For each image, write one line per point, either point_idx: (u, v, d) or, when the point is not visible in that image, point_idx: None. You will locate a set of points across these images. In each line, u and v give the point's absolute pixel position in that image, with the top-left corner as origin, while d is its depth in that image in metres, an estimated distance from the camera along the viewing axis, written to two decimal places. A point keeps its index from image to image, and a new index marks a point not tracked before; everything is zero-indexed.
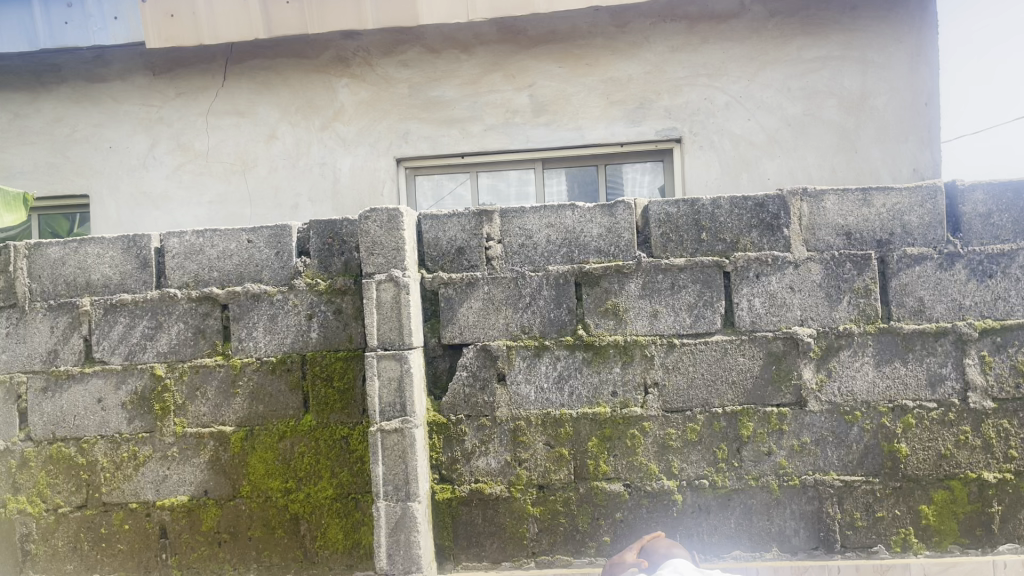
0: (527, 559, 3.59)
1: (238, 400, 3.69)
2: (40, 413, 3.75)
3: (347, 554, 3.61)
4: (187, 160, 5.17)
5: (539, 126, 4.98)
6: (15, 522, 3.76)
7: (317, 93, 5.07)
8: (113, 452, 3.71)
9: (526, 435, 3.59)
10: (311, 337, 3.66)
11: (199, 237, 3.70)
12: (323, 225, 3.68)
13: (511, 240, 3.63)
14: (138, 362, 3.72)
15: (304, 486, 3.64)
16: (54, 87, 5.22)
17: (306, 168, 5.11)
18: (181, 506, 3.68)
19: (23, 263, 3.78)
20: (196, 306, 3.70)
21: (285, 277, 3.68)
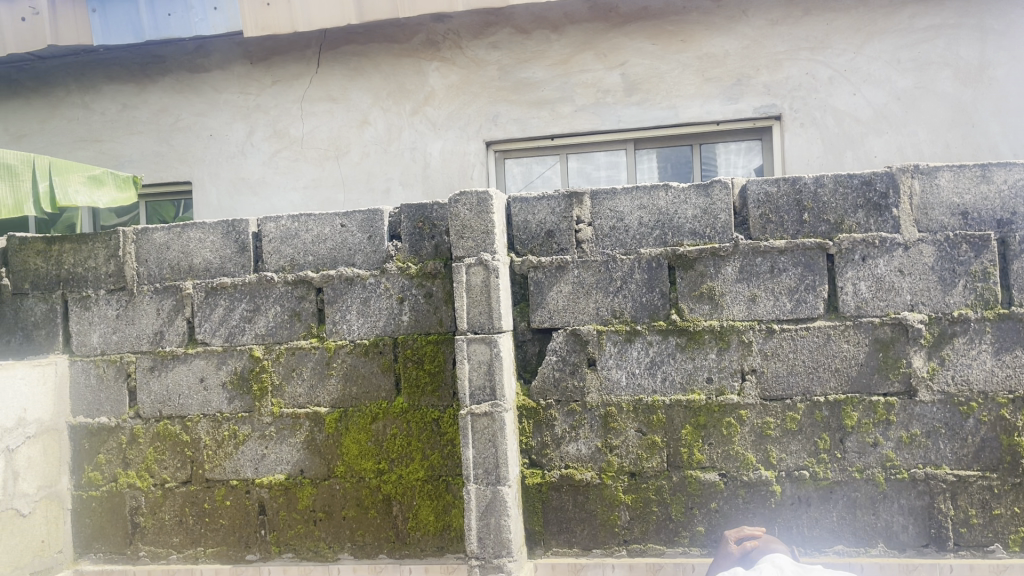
0: (618, 547, 3.53)
1: (332, 381, 3.75)
2: (148, 392, 3.91)
3: (438, 536, 3.64)
4: (283, 147, 5.28)
5: (630, 106, 4.87)
6: (125, 496, 3.93)
7: (408, 78, 5.10)
8: (215, 430, 3.84)
9: (617, 421, 3.52)
10: (402, 320, 3.69)
11: (295, 222, 3.78)
12: (414, 209, 3.70)
13: (602, 222, 3.56)
14: (238, 343, 3.83)
15: (396, 467, 3.69)
16: (159, 78, 5.39)
17: (397, 153, 5.15)
18: (279, 484, 3.77)
19: (131, 247, 3.93)
20: (292, 289, 3.78)
21: (376, 261, 3.72)
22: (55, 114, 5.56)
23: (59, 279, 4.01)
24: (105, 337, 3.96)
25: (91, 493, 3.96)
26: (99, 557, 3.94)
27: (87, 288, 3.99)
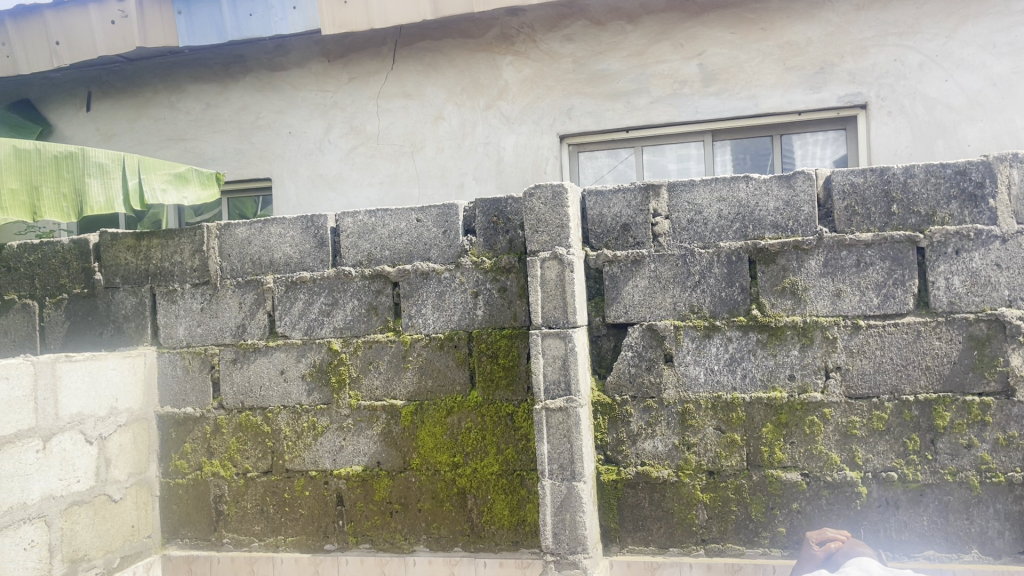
0: (696, 546, 3.46)
1: (408, 374, 3.78)
2: (231, 383, 4.01)
3: (513, 530, 3.64)
4: (360, 143, 5.36)
5: (708, 96, 4.77)
6: (209, 484, 4.04)
7: (483, 73, 5.10)
8: (295, 422, 3.92)
9: (695, 418, 3.46)
10: (477, 314, 3.70)
11: (372, 217, 3.83)
12: (489, 203, 3.70)
13: (680, 215, 3.50)
14: (316, 337, 3.90)
15: (471, 461, 3.70)
16: (241, 77, 5.53)
17: (471, 148, 5.16)
18: (356, 475, 3.83)
19: (215, 242, 4.04)
20: (369, 283, 3.83)
21: (451, 256, 3.74)
22: (143, 113, 5.74)
23: (148, 273, 4.15)
24: (191, 330, 4.09)
25: (178, 480, 4.10)
26: (185, 542, 4.08)
27: (173, 282, 4.12)
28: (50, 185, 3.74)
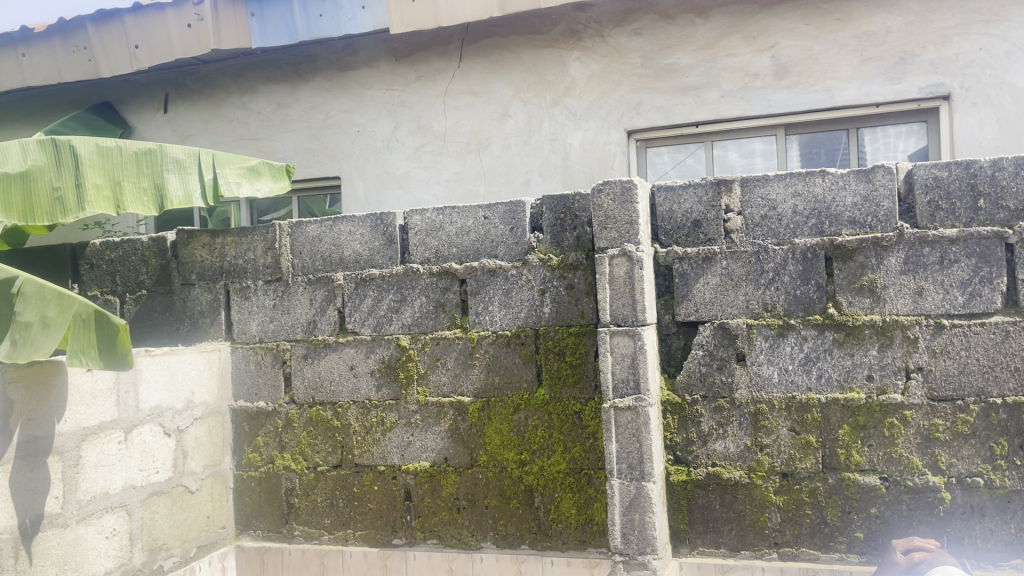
0: (769, 550, 3.37)
1: (475, 370, 3.79)
2: (302, 378, 4.08)
3: (581, 529, 3.61)
4: (426, 141, 5.39)
5: (780, 89, 4.66)
6: (281, 477, 4.12)
7: (549, 69, 5.08)
8: (364, 417, 3.96)
9: (768, 419, 3.38)
10: (544, 312, 3.68)
11: (440, 215, 3.85)
12: (557, 200, 3.67)
13: (753, 211, 3.42)
14: (385, 333, 3.94)
15: (538, 459, 3.68)
16: (311, 77, 5.62)
17: (537, 145, 5.15)
18: (424, 471, 3.86)
19: (286, 240, 4.12)
20: (436, 280, 3.85)
21: (518, 253, 3.73)
22: (217, 114, 5.87)
23: (222, 271, 4.25)
24: (263, 326, 4.17)
25: (250, 473, 4.18)
26: (257, 534, 4.16)
27: (246, 279, 4.20)
28: (132, 180, 3.83)
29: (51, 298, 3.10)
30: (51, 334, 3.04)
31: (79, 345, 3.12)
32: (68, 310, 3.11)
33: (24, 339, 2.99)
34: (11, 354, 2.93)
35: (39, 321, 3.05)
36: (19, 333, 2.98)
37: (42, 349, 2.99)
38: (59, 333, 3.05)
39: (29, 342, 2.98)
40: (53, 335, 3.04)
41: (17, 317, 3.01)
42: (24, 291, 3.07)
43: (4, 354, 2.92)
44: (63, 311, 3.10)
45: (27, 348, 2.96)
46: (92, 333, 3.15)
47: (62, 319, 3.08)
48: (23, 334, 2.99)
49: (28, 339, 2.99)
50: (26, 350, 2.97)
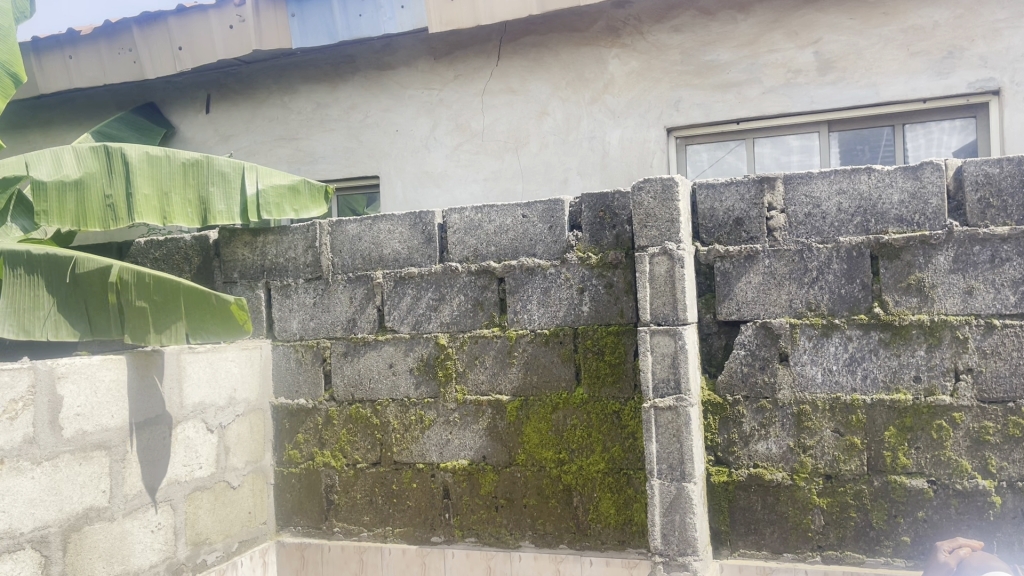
0: (812, 553, 3.32)
1: (514, 369, 3.78)
2: (341, 375, 4.11)
3: (620, 529, 3.59)
4: (464, 140, 5.40)
5: (824, 85, 4.59)
6: (320, 474, 4.15)
7: (588, 67, 5.06)
8: (402, 415, 3.98)
9: (811, 420, 3.33)
10: (582, 311, 3.67)
11: (478, 213, 3.85)
12: (596, 198, 3.66)
13: (797, 209, 3.37)
14: (424, 331, 3.95)
15: (576, 458, 3.67)
16: (350, 76, 5.66)
17: (576, 143, 5.13)
18: (462, 469, 3.86)
19: (326, 239, 4.15)
20: (475, 279, 3.86)
21: (557, 252, 3.72)
22: (257, 115, 5.94)
23: (263, 269, 4.29)
24: (304, 324, 4.21)
25: (291, 469, 4.23)
26: (297, 530, 4.21)
27: (287, 277, 4.24)
28: (179, 191, 3.90)
29: (151, 284, 3.45)
30: (168, 316, 3.47)
31: (199, 322, 3.55)
32: (174, 293, 3.48)
33: (145, 323, 3.43)
34: (140, 338, 3.42)
35: (150, 305, 3.43)
36: (136, 320, 3.43)
37: (168, 334, 3.47)
38: (176, 316, 3.48)
39: (153, 328, 3.44)
40: (172, 317, 3.48)
41: (130, 305, 3.41)
42: (123, 280, 3.42)
43: (133, 338, 3.41)
44: (169, 294, 3.47)
45: (154, 332, 3.43)
46: (206, 311, 3.56)
47: (173, 303, 3.49)
48: (142, 319, 3.42)
49: (151, 323, 3.44)
50: (155, 335, 3.45)
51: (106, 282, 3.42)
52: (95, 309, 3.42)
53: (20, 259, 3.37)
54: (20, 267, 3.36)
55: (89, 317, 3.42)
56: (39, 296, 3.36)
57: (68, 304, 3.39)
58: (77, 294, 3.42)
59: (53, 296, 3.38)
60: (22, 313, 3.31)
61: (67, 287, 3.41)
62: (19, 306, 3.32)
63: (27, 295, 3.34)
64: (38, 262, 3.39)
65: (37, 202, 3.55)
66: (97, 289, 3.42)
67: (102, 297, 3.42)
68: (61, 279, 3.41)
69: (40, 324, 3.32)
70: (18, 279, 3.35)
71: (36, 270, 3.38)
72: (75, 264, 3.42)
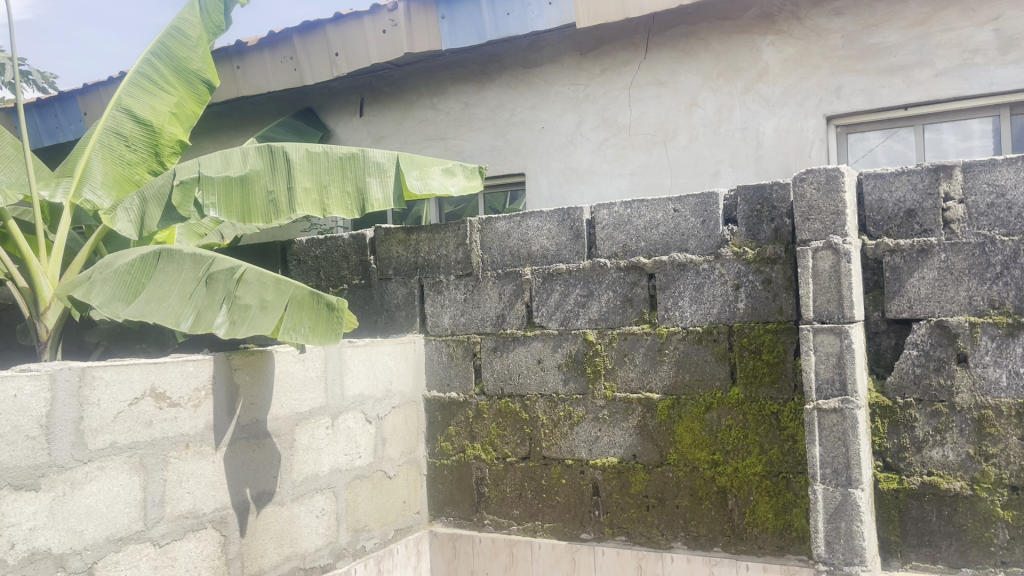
0: (995, 570, 3.08)
1: (665, 367, 3.72)
2: (491, 370, 4.17)
3: (779, 535, 3.46)
4: (611, 134, 5.36)
5: (1005, 65, 4.28)
6: (471, 466, 4.23)
7: (741, 55, 4.92)
8: (551, 410, 3.99)
9: (994, 427, 3.08)
10: (738, 308, 3.55)
11: (627, 208, 3.80)
12: (752, 191, 3.53)
13: (977, 199, 3.13)
14: (573, 328, 3.94)
15: (732, 460, 3.56)
16: (497, 75, 5.73)
17: (727, 134, 4.99)
18: (612, 467, 3.84)
19: (476, 236, 4.22)
20: (624, 275, 3.82)
21: (711, 247, 3.62)
22: (408, 116, 6.11)
23: (416, 266, 4.40)
24: (455, 319, 4.30)
25: (443, 461, 4.34)
26: (450, 521, 4.31)
27: (439, 273, 4.34)
28: (338, 184, 3.99)
29: (270, 285, 3.35)
30: (267, 314, 3.26)
31: (292, 321, 3.33)
32: (285, 294, 3.35)
33: (243, 319, 3.22)
34: (230, 333, 3.17)
35: (257, 304, 3.28)
36: (239, 315, 3.22)
37: (258, 328, 3.21)
38: (276, 313, 3.28)
39: (247, 322, 3.21)
40: (269, 316, 3.26)
41: (238, 301, 3.25)
42: (246, 277, 3.33)
43: (225, 333, 3.17)
44: (280, 295, 3.34)
45: (245, 326, 3.19)
46: (307, 310, 3.37)
47: (278, 302, 3.31)
48: (243, 315, 3.22)
49: (247, 319, 3.22)
50: (244, 329, 3.19)
51: (228, 279, 3.29)
52: (204, 302, 3.22)
53: (168, 257, 3.36)
54: (168, 261, 3.35)
55: (197, 310, 3.20)
56: (169, 290, 3.25)
57: (186, 298, 3.22)
58: (199, 289, 3.27)
59: (179, 292, 3.25)
60: (150, 303, 3.19)
61: (193, 283, 3.29)
62: (152, 298, 3.22)
63: (161, 290, 3.25)
64: (180, 259, 3.35)
65: (205, 193, 3.79)
66: (217, 284, 3.27)
67: (218, 291, 3.26)
68: (192, 276, 3.31)
69: (160, 312, 3.16)
70: (160, 275, 3.31)
71: (177, 268, 3.34)
72: (211, 263, 3.36)
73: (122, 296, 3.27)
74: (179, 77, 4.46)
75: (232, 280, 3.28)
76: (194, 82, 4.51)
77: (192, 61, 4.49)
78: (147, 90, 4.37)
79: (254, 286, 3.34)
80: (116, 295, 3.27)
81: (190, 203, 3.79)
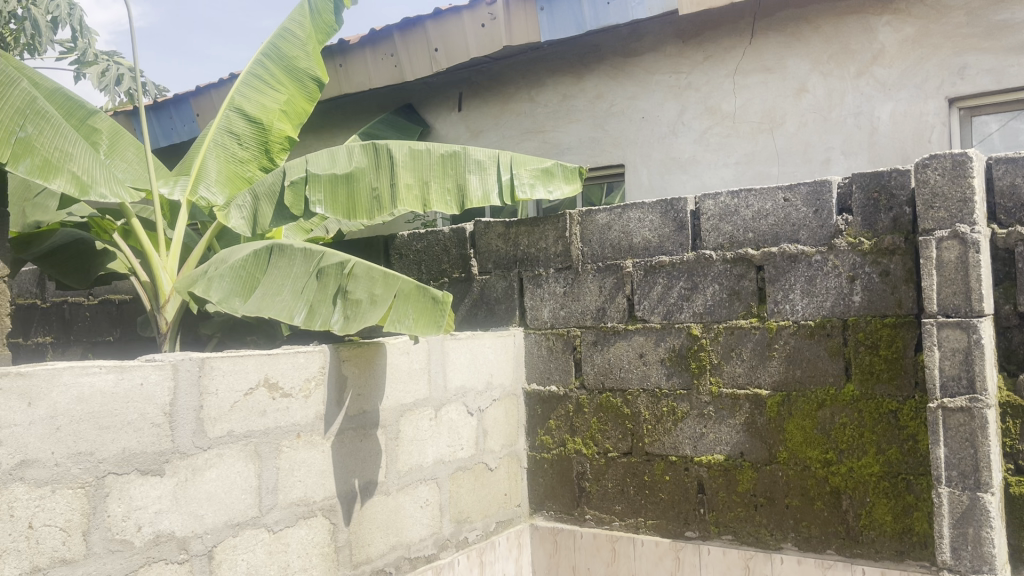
0: None
1: (774, 363, 3.60)
2: (592, 364, 4.13)
3: (898, 539, 3.29)
4: (714, 123, 5.22)
5: None
6: (572, 461, 4.20)
7: (854, 37, 4.74)
8: (654, 406, 3.92)
9: None
10: (854, 301, 3.40)
11: (735, 198, 3.70)
12: (869, 178, 3.37)
13: None
14: (676, 321, 3.86)
15: (846, 460, 3.42)
16: (596, 66, 5.66)
17: (839, 120, 4.81)
18: (718, 464, 3.73)
19: (577, 229, 4.18)
20: (731, 267, 3.70)
21: (824, 237, 3.48)
22: (505, 109, 6.11)
23: (516, 259, 4.39)
24: (555, 313, 4.26)
25: (543, 454, 4.32)
26: (550, 515, 4.30)
27: (539, 266, 4.32)
28: (438, 180, 4.00)
29: (378, 277, 3.32)
30: (377, 309, 3.25)
31: (399, 312, 3.30)
32: (394, 287, 3.31)
33: (354, 314, 3.24)
34: (344, 329, 3.21)
35: (367, 298, 3.27)
36: (350, 310, 3.24)
37: (370, 323, 3.22)
38: (385, 306, 3.25)
39: (358, 317, 3.22)
40: (379, 310, 3.25)
41: (349, 295, 3.28)
42: (354, 271, 3.33)
43: (341, 330, 3.22)
44: (389, 288, 3.30)
45: (356, 322, 3.21)
46: (412, 302, 3.33)
47: (387, 295, 3.28)
48: (353, 310, 3.24)
49: (358, 314, 3.24)
50: (356, 325, 3.21)
51: (338, 273, 3.32)
52: (317, 296, 3.30)
53: (280, 253, 3.47)
54: (280, 255, 3.47)
55: (311, 305, 3.28)
56: (283, 285, 3.37)
57: (299, 293, 3.32)
58: (311, 283, 3.35)
59: (292, 286, 3.36)
60: (265, 298, 3.31)
61: (305, 277, 3.38)
62: (266, 292, 3.35)
63: (275, 284, 3.38)
64: (292, 253, 3.46)
65: (313, 191, 3.87)
66: (329, 279, 3.33)
67: (330, 286, 3.31)
68: (303, 271, 3.40)
69: (274, 309, 3.28)
70: (274, 270, 3.44)
71: (289, 263, 3.44)
72: (321, 256, 3.41)
73: (238, 290, 3.42)
74: (289, 75, 4.57)
75: (342, 275, 3.31)
76: (304, 79, 4.60)
77: (301, 60, 4.59)
78: (258, 90, 4.51)
79: (363, 278, 3.33)
80: (232, 289, 3.41)
81: (301, 204, 3.88)
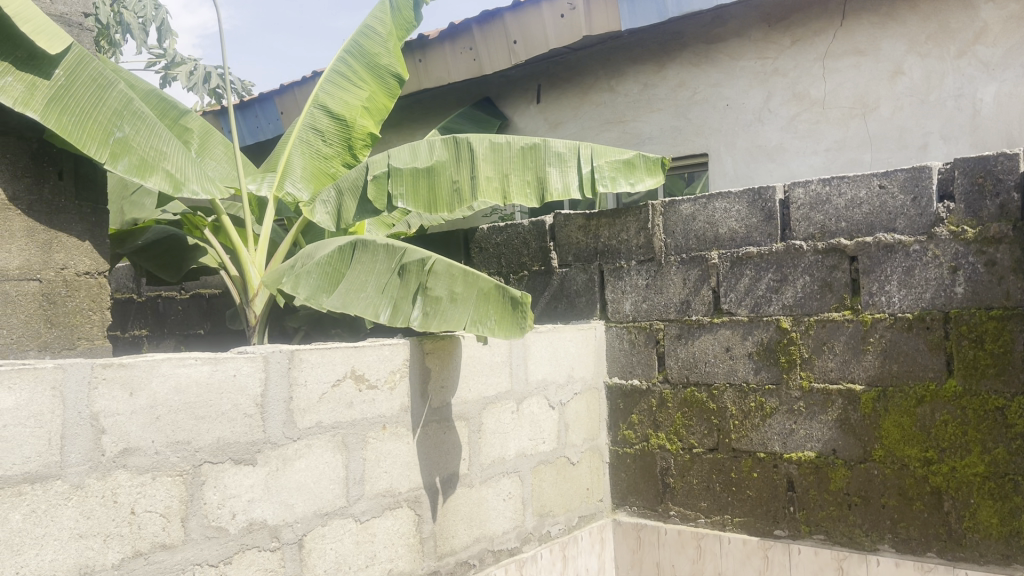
0: None
1: (869, 357, 3.46)
2: (676, 358, 4.05)
3: (1005, 542, 3.13)
4: (803, 109, 5.06)
5: None
6: (656, 456, 4.14)
7: (954, 16, 4.56)
8: (741, 401, 3.82)
9: None
10: (956, 292, 3.24)
11: (826, 186, 3.56)
12: (972, 162, 3.20)
13: None
14: (765, 314, 3.75)
15: (948, 459, 3.27)
16: (678, 53, 5.55)
17: (938, 103, 4.63)
18: (809, 461, 3.62)
19: (660, 220, 4.10)
20: (822, 258, 3.58)
21: (923, 226, 3.32)
22: (585, 100, 6.05)
23: (597, 251, 4.34)
24: (637, 306, 4.20)
25: (626, 449, 4.27)
26: (633, 510, 4.24)
27: (620, 259, 4.26)
28: (518, 173, 4.00)
29: (458, 275, 3.31)
30: (458, 306, 3.25)
31: (479, 313, 3.25)
32: (473, 286, 3.28)
33: (435, 311, 3.25)
34: (424, 325, 3.22)
35: (447, 295, 3.27)
36: (429, 306, 3.24)
37: (450, 321, 3.22)
38: (465, 305, 3.24)
39: (438, 314, 3.22)
40: (460, 309, 3.25)
41: (429, 292, 3.28)
42: (435, 269, 3.34)
43: (422, 327, 3.23)
44: (469, 287, 3.29)
45: (437, 319, 3.22)
46: (492, 303, 3.27)
47: (467, 295, 3.27)
48: (434, 307, 3.25)
49: (439, 311, 3.24)
50: (436, 322, 3.22)
51: (419, 270, 3.34)
52: (399, 293, 3.33)
53: (363, 249, 3.52)
54: (363, 251, 3.51)
55: (393, 301, 3.31)
56: (366, 281, 3.42)
57: (382, 290, 3.35)
58: (393, 280, 3.38)
59: (375, 282, 3.40)
60: (349, 294, 3.38)
61: (388, 274, 3.41)
62: (350, 288, 3.41)
63: (359, 280, 3.43)
64: (375, 250, 3.49)
65: (395, 185, 3.90)
66: (410, 275, 3.35)
67: (412, 283, 3.33)
68: (385, 267, 3.43)
69: (358, 303, 3.34)
70: (357, 266, 3.49)
71: (371, 259, 3.48)
72: (403, 253, 3.43)
73: (324, 286, 3.51)
74: (370, 72, 4.63)
75: (423, 272, 3.33)
76: (385, 76, 4.66)
77: (382, 56, 4.65)
78: (341, 86, 4.57)
79: (444, 276, 3.33)
80: (319, 285, 3.51)
81: (383, 196, 3.91)
